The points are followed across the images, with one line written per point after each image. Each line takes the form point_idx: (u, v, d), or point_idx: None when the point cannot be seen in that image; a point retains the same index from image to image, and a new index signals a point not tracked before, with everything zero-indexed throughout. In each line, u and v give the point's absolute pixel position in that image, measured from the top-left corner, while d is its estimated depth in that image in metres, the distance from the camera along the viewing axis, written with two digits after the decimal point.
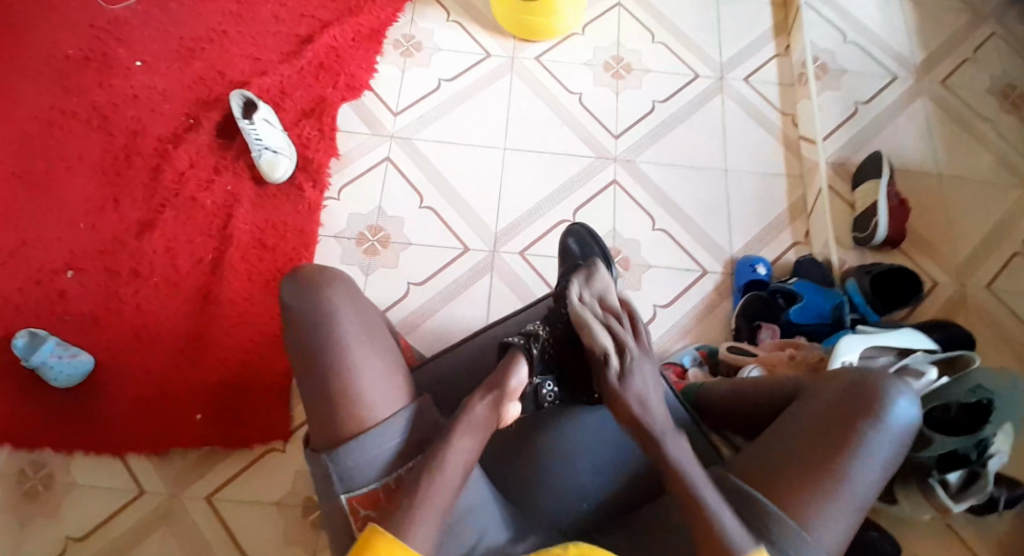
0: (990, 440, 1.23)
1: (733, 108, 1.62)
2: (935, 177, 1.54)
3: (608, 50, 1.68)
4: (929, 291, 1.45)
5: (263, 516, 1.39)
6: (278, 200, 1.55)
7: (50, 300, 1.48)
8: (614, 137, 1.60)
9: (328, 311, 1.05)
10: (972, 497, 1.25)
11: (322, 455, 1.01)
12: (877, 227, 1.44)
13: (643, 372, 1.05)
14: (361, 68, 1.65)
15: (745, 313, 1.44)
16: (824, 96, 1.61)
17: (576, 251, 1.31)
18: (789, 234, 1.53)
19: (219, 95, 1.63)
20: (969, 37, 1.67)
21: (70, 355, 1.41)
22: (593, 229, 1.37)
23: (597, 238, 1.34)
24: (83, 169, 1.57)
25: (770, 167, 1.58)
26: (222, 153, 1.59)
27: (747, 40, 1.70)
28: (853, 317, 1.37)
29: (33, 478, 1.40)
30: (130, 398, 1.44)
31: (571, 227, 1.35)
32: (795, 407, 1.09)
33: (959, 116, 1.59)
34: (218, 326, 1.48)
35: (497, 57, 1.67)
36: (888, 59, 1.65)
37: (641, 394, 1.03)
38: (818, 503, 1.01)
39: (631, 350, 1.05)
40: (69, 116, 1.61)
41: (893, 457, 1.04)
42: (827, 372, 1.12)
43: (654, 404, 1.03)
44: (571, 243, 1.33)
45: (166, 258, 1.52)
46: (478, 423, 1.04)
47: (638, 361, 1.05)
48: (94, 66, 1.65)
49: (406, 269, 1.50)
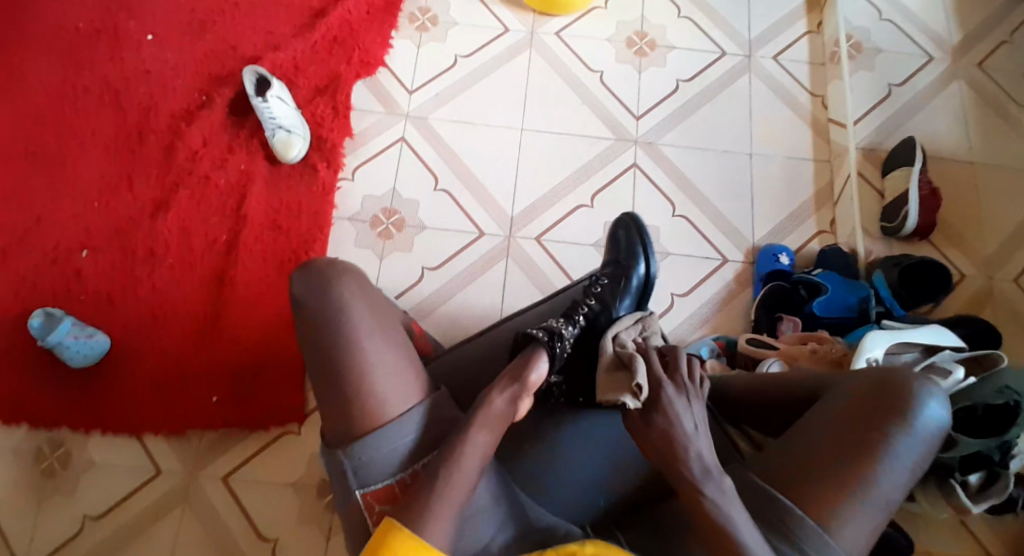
0: (1013, 442, 1.21)
1: (761, 88, 1.56)
2: (969, 165, 1.47)
3: (632, 25, 1.61)
4: (957, 284, 1.41)
5: (281, 495, 1.41)
6: (292, 180, 1.53)
7: (66, 280, 1.49)
8: (635, 118, 1.55)
9: (340, 304, 1.04)
10: (992, 498, 1.22)
11: (338, 452, 1.01)
12: (907, 217, 1.39)
13: (671, 408, 1.00)
14: (376, 43, 1.60)
15: (766, 304, 1.40)
16: (856, 77, 1.54)
17: (622, 243, 1.29)
18: (814, 222, 1.48)
19: (231, 71, 1.60)
20: (1012, 15, 1.58)
21: (89, 335, 1.42)
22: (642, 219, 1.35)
23: (640, 227, 1.30)
24: (96, 146, 1.56)
25: (797, 151, 1.52)
26: (235, 132, 1.56)
27: (779, 14, 1.62)
28: (879, 311, 1.34)
29: (52, 456, 1.43)
30: (147, 378, 1.45)
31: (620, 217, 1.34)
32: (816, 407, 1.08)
33: (998, 99, 1.52)
34: (233, 308, 1.48)
35: (515, 31, 1.61)
36: (926, 37, 1.57)
37: (663, 429, 0.99)
38: (840, 506, 0.99)
39: (644, 388, 1.01)
40: (81, 91, 1.59)
41: (920, 462, 1.02)
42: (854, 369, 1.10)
43: (683, 432, 0.98)
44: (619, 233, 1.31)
45: (181, 238, 1.51)
46: (496, 418, 1.04)
47: (664, 398, 1.00)
48: (105, 39, 1.62)
49: (420, 254, 1.48)
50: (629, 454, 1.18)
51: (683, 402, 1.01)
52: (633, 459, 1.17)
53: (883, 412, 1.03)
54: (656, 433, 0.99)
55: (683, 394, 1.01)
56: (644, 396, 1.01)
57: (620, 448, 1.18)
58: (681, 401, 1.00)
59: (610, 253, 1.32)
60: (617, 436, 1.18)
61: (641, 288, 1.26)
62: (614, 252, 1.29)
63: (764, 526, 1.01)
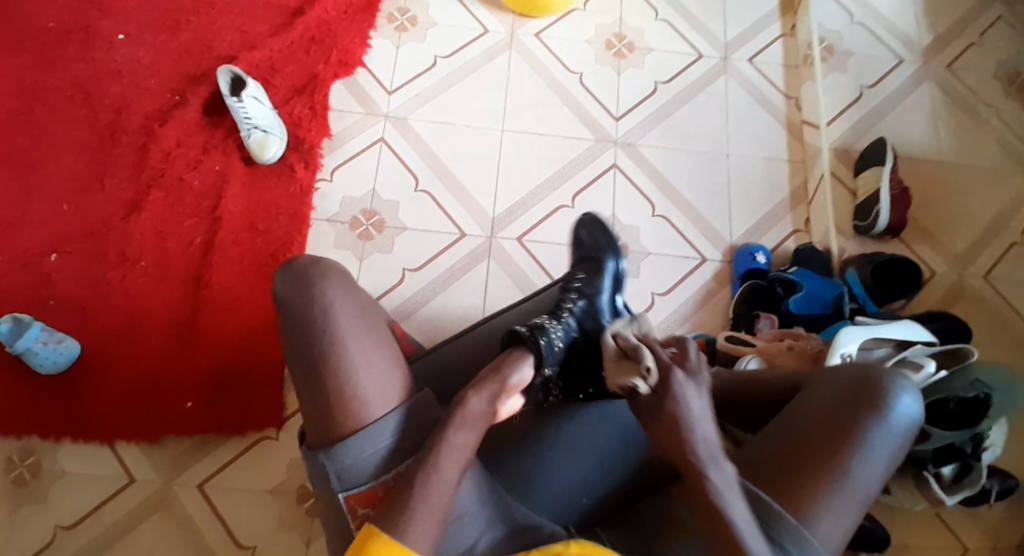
0: (985, 434, 1.26)
1: (737, 90, 1.59)
2: (938, 165, 1.52)
3: (611, 27, 1.62)
4: (928, 281, 1.45)
5: (259, 502, 1.39)
6: (270, 180, 1.51)
7: (35, 284, 1.45)
8: (615, 119, 1.56)
9: (323, 305, 1.03)
10: (966, 489, 1.26)
11: (320, 455, 1.00)
12: (879, 215, 1.43)
13: (681, 393, 1.00)
14: (354, 42, 1.59)
15: (744, 301, 1.43)
16: (830, 79, 1.57)
17: (587, 241, 1.30)
18: (790, 221, 1.51)
19: (206, 70, 1.57)
20: (977, 19, 1.63)
21: (58, 341, 1.38)
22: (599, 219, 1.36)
23: (608, 232, 1.30)
24: (65, 146, 1.52)
25: (773, 152, 1.55)
26: (211, 132, 1.54)
27: (754, 17, 1.65)
28: (852, 307, 1.38)
29: (22, 466, 1.39)
30: (118, 384, 1.42)
31: (578, 218, 1.33)
32: (795, 404, 1.10)
33: (966, 101, 1.56)
34: (210, 311, 1.45)
35: (496, 33, 1.61)
36: (897, 41, 1.61)
37: (672, 409, 0.99)
38: (820, 502, 1.01)
39: (655, 370, 1.01)
40: (49, 89, 1.54)
41: (896, 454, 1.04)
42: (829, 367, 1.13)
43: (693, 414, 0.99)
44: (582, 234, 1.30)
45: (155, 240, 1.48)
46: (475, 419, 1.02)
47: (673, 382, 1.00)
48: (73, 37, 1.58)
49: (401, 255, 1.48)
50: (617, 452, 1.19)
51: (694, 387, 1.01)
52: (620, 458, 1.18)
53: (857, 404, 1.05)
54: (666, 420, 1.00)
55: (691, 376, 1.01)
56: (654, 378, 1.01)
57: (609, 446, 1.19)
58: (690, 386, 1.01)
59: (575, 251, 1.31)
60: (607, 435, 1.19)
61: (617, 278, 1.25)
62: (580, 250, 1.30)
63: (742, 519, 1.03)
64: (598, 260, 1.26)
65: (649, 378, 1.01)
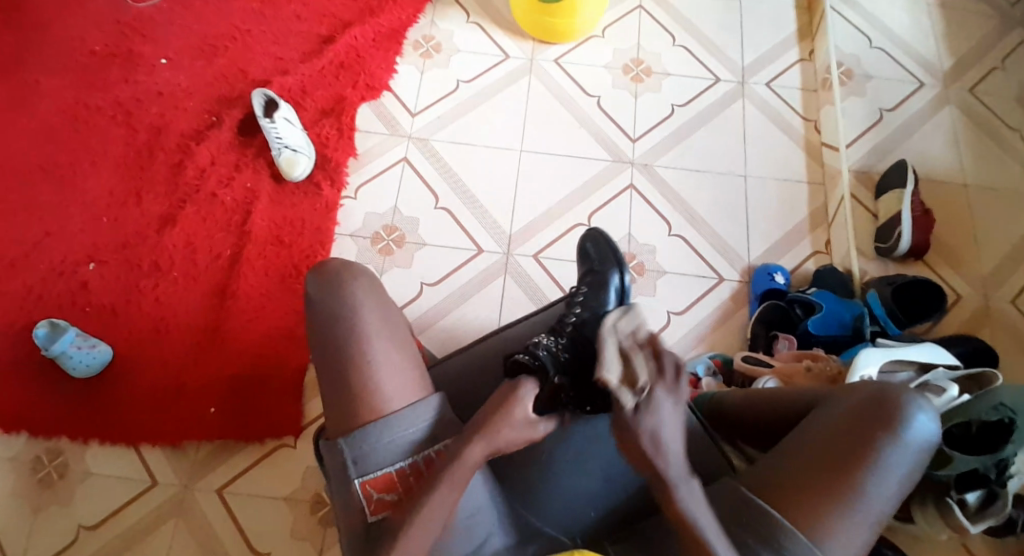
0: (1010, 460, 1.17)
1: (754, 113, 1.60)
2: (961, 187, 1.50)
3: (628, 53, 1.66)
4: (953, 305, 1.41)
5: (273, 511, 1.40)
6: (297, 197, 1.57)
7: (71, 291, 1.51)
8: (631, 141, 1.58)
9: (351, 304, 1.06)
10: (991, 519, 1.18)
11: (338, 441, 1.02)
12: (900, 237, 1.40)
13: (659, 409, 0.97)
14: (381, 68, 1.66)
15: (762, 321, 1.40)
16: (848, 102, 1.58)
17: (593, 254, 1.26)
18: (808, 243, 1.50)
19: (241, 93, 1.65)
20: (1001, 44, 1.62)
21: (92, 345, 1.43)
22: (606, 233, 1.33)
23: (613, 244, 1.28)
24: (107, 164, 1.60)
25: (791, 174, 1.55)
26: (242, 151, 1.61)
27: (770, 43, 1.67)
28: (873, 329, 1.34)
29: (49, 466, 1.43)
30: (146, 389, 1.46)
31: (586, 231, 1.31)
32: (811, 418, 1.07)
33: (989, 124, 1.55)
34: (233, 321, 1.50)
35: (515, 58, 1.67)
36: (916, 65, 1.62)
37: (650, 435, 0.97)
38: (831, 520, 0.98)
39: (643, 387, 0.96)
40: (95, 110, 1.64)
41: (912, 475, 1.01)
42: (852, 383, 1.09)
43: (666, 443, 0.97)
44: (587, 246, 1.28)
45: (185, 252, 1.54)
46: (468, 470, 0.98)
47: (656, 397, 0.97)
48: (120, 62, 1.69)
49: (419, 270, 1.51)
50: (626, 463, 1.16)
51: (673, 400, 0.98)
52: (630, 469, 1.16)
53: (872, 423, 1.02)
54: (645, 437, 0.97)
55: (671, 394, 0.97)
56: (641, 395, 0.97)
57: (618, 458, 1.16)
58: (669, 401, 0.97)
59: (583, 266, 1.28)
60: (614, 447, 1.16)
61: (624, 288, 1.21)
62: (586, 263, 1.27)
63: (749, 535, 1.00)
64: (602, 269, 1.22)
65: (635, 393, 0.97)
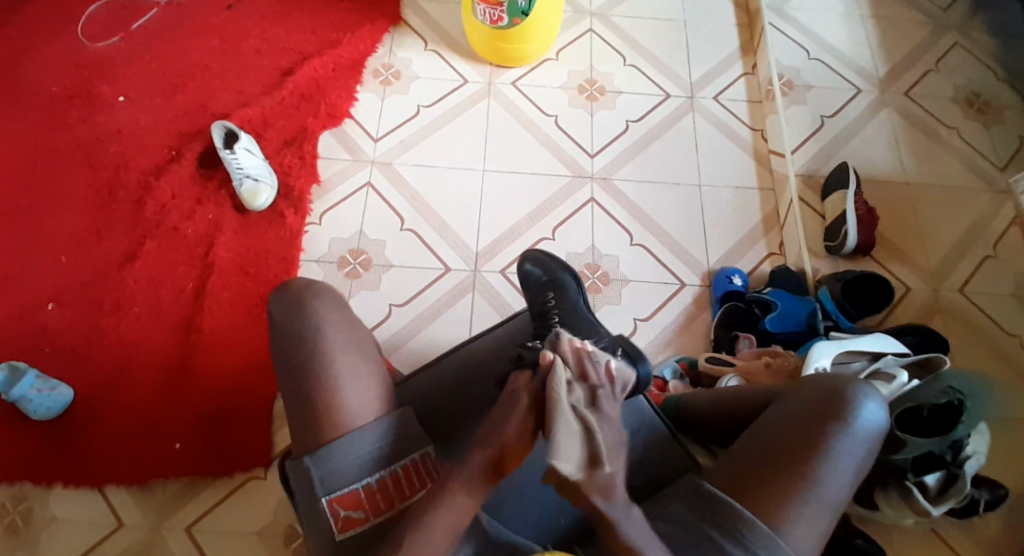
0: (964, 442, 1.23)
1: (705, 126, 1.67)
2: (903, 186, 1.58)
3: (582, 73, 1.72)
4: (904, 297, 1.48)
5: (245, 545, 1.37)
6: (261, 227, 1.57)
7: (33, 334, 1.49)
8: (590, 156, 1.63)
9: (314, 321, 1.06)
10: (951, 500, 1.23)
11: (304, 459, 1.01)
12: (848, 234, 1.47)
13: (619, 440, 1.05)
14: (342, 97, 1.69)
15: (724, 323, 1.45)
16: (791, 111, 1.67)
17: (537, 274, 1.37)
18: (764, 246, 1.56)
19: (202, 127, 1.66)
20: (932, 49, 1.73)
21: (52, 388, 1.40)
22: (546, 254, 1.43)
23: (553, 260, 1.40)
24: (66, 204, 1.59)
25: (743, 182, 1.62)
26: (205, 184, 1.61)
27: (715, 60, 1.75)
28: (827, 324, 1.40)
29: (12, 514, 1.38)
30: (108, 430, 1.42)
31: (525, 253, 1.41)
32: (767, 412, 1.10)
33: (926, 125, 1.64)
34: (200, 354, 1.48)
35: (474, 82, 1.71)
36: (855, 74, 1.71)
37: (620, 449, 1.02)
38: (789, 509, 1.00)
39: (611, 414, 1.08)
40: (53, 151, 1.63)
41: (864, 462, 1.04)
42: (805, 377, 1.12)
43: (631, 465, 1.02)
44: (530, 267, 1.38)
45: (148, 288, 1.53)
46: (475, 478, 0.95)
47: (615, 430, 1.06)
48: (77, 102, 1.68)
49: (388, 291, 1.52)
50: None
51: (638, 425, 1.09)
52: None
53: (822, 415, 1.05)
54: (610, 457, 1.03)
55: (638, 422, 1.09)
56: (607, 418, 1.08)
57: None
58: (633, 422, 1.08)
59: (531, 278, 1.37)
60: None
61: (578, 286, 1.34)
62: (533, 283, 1.36)
63: (715, 529, 1.01)
64: (554, 275, 1.35)
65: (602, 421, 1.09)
